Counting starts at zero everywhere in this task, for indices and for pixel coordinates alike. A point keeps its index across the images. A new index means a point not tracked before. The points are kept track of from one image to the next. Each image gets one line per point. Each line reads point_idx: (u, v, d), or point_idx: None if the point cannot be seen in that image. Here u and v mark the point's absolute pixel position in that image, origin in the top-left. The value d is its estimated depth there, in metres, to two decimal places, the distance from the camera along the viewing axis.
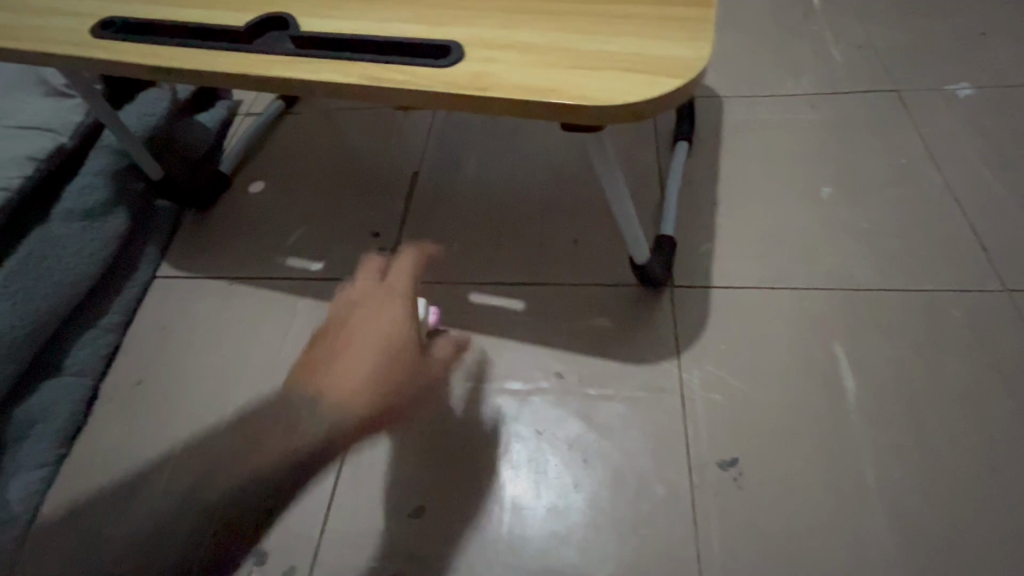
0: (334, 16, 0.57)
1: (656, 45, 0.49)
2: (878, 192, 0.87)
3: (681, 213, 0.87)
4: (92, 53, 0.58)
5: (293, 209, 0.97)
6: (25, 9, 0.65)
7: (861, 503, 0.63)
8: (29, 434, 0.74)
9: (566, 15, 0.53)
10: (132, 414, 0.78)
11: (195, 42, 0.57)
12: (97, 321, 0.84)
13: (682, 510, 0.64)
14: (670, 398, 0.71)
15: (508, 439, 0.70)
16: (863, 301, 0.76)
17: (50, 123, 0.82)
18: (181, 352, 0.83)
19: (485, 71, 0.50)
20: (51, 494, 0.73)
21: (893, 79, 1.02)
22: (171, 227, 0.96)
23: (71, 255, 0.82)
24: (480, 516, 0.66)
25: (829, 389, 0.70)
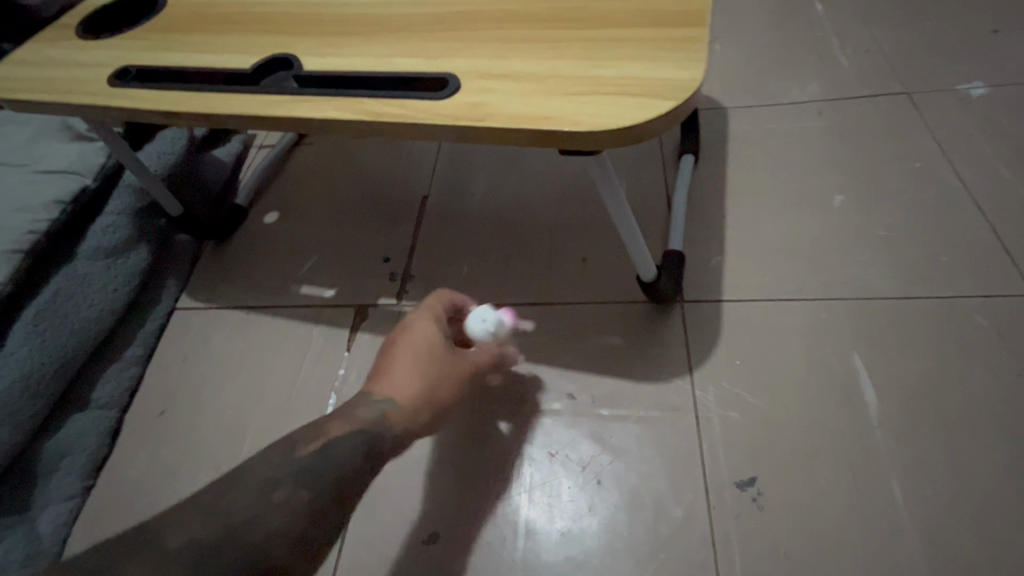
0: (335, 54, 0.59)
1: (651, 68, 0.49)
2: (893, 198, 0.85)
3: (689, 227, 0.87)
4: (110, 101, 0.61)
5: (307, 238, 1.00)
6: (50, 63, 0.68)
7: (888, 525, 0.60)
8: (60, 467, 0.76)
9: (560, 42, 0.54)
10: (154, 445, 0.80)
11: (204, 86, 0.60)
12: (121, 354, 0.86)
13: (699, 533, 0.63)
14: (684, 416, 0.70)
15: (523, 463, 0.70)
16: (883, 310, 0.74)
17: (74, 166, 0.86)
18: (201, 382, 0.85)
19: (481, 101, 0.50)
20: (78, 525, 0.75)
21: (903, 81, 1.00)
22: (189, 260, 0.99)
23: (96, 291, 0.84)
24: (494, 542, 0.65)
25: (850, 403, 0.68)
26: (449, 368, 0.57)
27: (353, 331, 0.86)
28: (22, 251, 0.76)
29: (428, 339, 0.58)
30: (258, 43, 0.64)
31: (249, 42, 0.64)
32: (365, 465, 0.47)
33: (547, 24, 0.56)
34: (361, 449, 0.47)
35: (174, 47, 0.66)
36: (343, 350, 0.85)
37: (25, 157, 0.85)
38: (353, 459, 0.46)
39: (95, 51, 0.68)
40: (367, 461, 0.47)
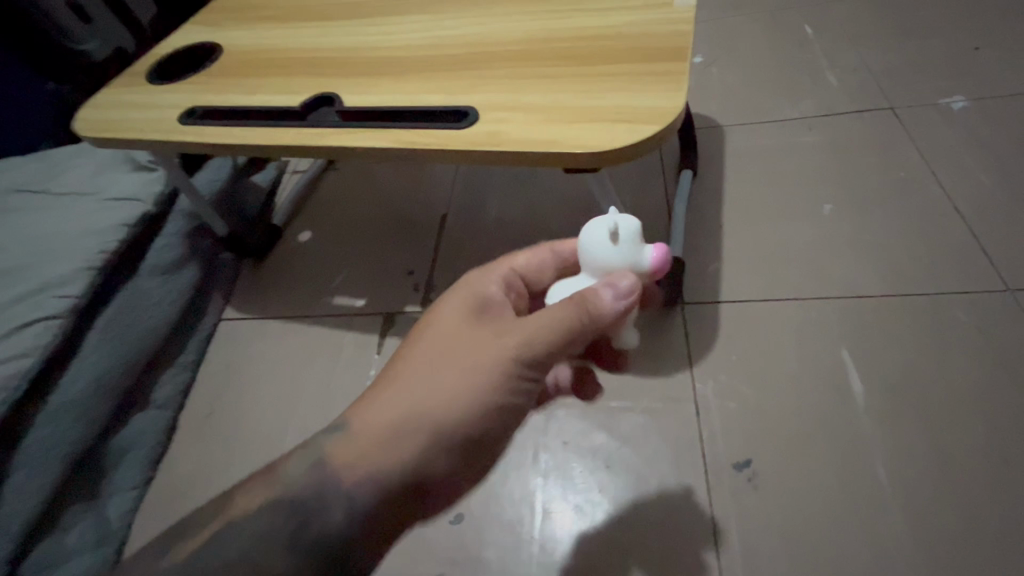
0: (370, 93, 0.69)
1: (640, 97, 0.58)
2: (877, 205, 0.92)
3: (689, 236, 0.94)
4: (180, 137, 0.72)
5: (338, 254, 1.09)
6: (125, 104, 0.80)
7: (872, 500, 0.66)
8: (125, 460, 0.85)
9: (563, 77, 0.63)
10: (206, 442, 0.89)
11: (259, 123, 0.70)
12: (174, 360, 0.96)
13: (700, 511, 0.69)
14: (685, 407, 0.77)
15: (538, 451, 0.77)
16: (868, 308, 0.80)
17: (137, 193, 0.96)
18: (245, 384, 0.94)
19: (497, 130, 0.59)
20: (141, 512, 0.84)
21: (888, 97, 1.07)
22: (232, 276, 1.09)
23: (155, 304, 0.94)
24: (512, 521, 0.72)
25: (837, 392, 0.74)
26: (473, 367, 0.42)
27: (382, 337, 0.95)
28: (95, 268, 0.86)
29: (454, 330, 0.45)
30: (303, 84, 0.74)
31: (295, 84, 0.74)
32: (289, 562, 0.38)
33: (552, 62, 0.65)
34: (282, 538, 0.38)
35: (231, 90, 0.77)
36: (373, 353, 0.93)
37: (94, 186, 0.96)
38: (272, 547, 0.38)
39: (164, 95, 0.79)
40: (296, 555, 0.38)
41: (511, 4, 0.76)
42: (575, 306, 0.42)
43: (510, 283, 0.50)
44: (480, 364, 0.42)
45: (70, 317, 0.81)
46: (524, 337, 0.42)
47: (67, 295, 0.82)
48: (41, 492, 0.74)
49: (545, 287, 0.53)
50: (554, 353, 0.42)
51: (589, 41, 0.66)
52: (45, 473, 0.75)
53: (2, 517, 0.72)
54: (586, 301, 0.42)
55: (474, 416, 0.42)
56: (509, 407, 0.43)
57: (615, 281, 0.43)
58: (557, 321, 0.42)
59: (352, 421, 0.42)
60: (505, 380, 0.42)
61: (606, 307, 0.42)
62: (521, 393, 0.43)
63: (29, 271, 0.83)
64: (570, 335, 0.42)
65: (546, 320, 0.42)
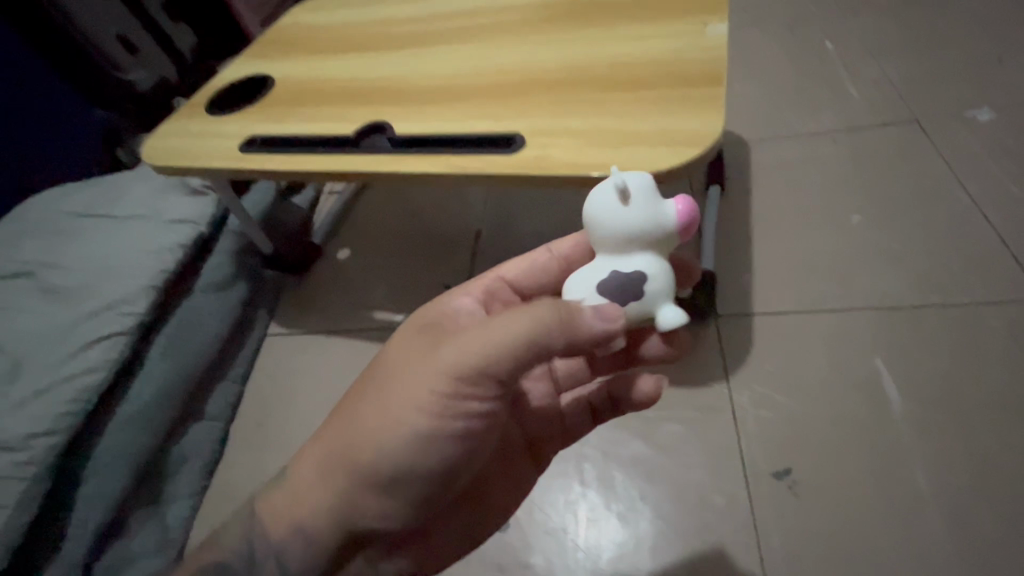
0: (419, 120, 0.74)
1: (679, 121, 0.61)
2: (906, 215, 0.93)
3: (719, 249, 0.96)
4: (242, 164, 0.77)
5: (376, 270, 1.14)
6: (188, 134, 0.85)
7: (912, 507, 0.68)
8: (183, 468, 0.90)
9: (603, 102, 0.66)
10: (258, 453, 0.93)
11: (315, 150, 0.75)
12: (226, 373, 1.01)
13: (741, 519, 0.71)
14: (722, 416, 0.79)
15: (578, 460, 0.79)
16: (900, 317, 0.82)
17: (192, 215, 1.01)
18: (293, 396, 0.99)
19: (543, 154, 0.63)
20: (198, 518, 0.88)
21: (911, 108, 1.09)
22: (276, 292, 1.14)
23: (208, 320, 0.99)
24: (556, 528, 0.75)
25: (874, 401, 0.76)
26: (404, 393, 0.45)
27: None
28: (157, 286, 0.92)
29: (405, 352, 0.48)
30: (354, 112, 0.79)
31: (347, 113, 0.79)
32: None
33: (591, 88, 0.69)
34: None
35: (287, 119, 0.82)
36: None
37: (152, 209, 1.01)
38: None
39: (223, 125, 0.85)
40: None
41: (547, 33, 0.80)
42: (514, 327, 0.41)
43: (499, 289, 0.56)
44: (412, 391, 0.44)
45: (135, 333, 0.87)
46: (461, 367, 0.43)
47: (133, 312, 0.87)
48: (111, 498, 0.79)
49: (542, 287, 0.57)
50: (487, 375, 0.42)
51: (625, 67, 0.70)
52: (115, 480, 0.80)
53: (77, 522, 0.77)
54: (565, 312, 0.41)
55: (410, 443, 0.45)
56: (442, 431, 0.44)
57: (565, 306, 0.42)
58: (489, 344, 0.42)
59: (321, 440, 0.50)
60: (435, 405, 0.44)
61: (545, 326, 0.41)
62: (456, 416, 0.44)
63: (98, 290, 0.89)
64: (502, 359, 0.41)
65: (478, 342, 0.42)
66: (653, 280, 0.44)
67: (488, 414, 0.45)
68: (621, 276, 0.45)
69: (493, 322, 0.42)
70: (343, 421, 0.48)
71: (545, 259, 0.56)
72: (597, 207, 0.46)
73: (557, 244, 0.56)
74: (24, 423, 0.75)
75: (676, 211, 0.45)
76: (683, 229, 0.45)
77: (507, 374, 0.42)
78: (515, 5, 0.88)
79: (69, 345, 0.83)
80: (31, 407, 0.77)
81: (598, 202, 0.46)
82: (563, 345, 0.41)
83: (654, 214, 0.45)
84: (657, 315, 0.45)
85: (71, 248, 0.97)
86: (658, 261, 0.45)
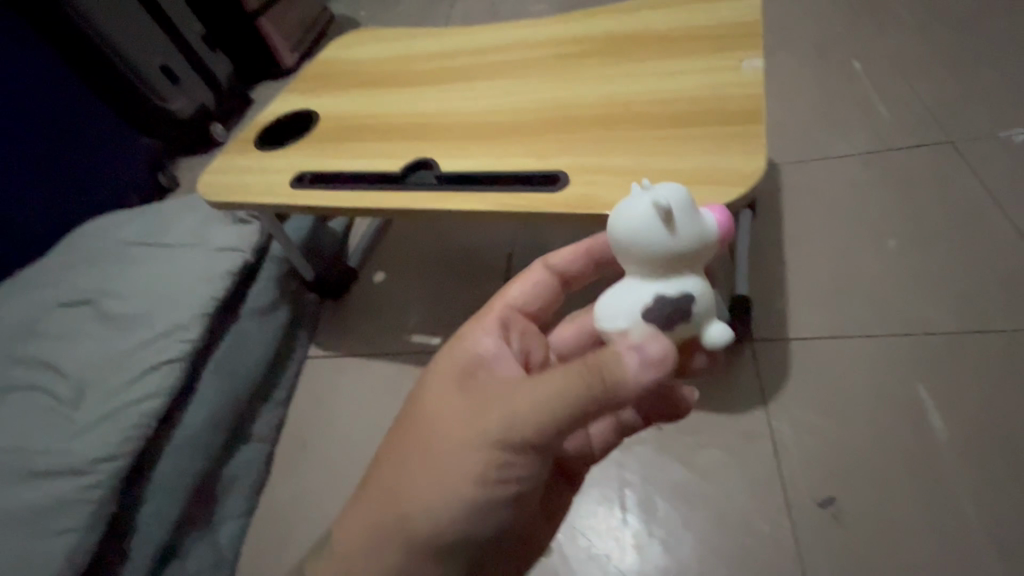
0: (463, 156, 0.77)
1: (721, 158, 0.63)
2: (943, 238, 0.93)
3: (753, 273, 0.97)
4: (294, 200, 0.80)
5: (412, 293, 1.17)
6: (241, 169, 0.90)
7: (961, 536, 0.68)
8: (233, 489, 0.94)
9: (643, 140, 0.69)
10: (304, 474, 0.96)
11: (364, 185, 0.78)
12: (270, 396, 1.05)
13: (786, 547, 0.71)
14: (763, 442, 0.79)
15: (619, 485, 0.81)
16: (941, 342, 0.82)
17: (238, 243, 1.04)
18: (335, 418, 1.02)
19: (587, 192, 0.65)
20: (247, 538, 0.91)
21: (945, 128, 1.08)
22: (315, 315, 1.18)
23: (254, 346, 1.02)
24: (599, 553, 0.76)
25: (918, 428, 0.75)
26: (445, 462, 0.43)
27: None
28: (209, 313, 0.95)
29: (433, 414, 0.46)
30: (400, 148, 0.82)
31: (393, 149, 0.83)
32: None
33: (631, 125, 0.71)
34: None
35: (334, 155, 0.86)
36: None
37: (202, 237, 1.06)
38: None
39: (274, 161, 0.89)
40: None
41: (583, 70, 0.83)
42: (557, 390, 0.40)
43: (509, 316, 0.54)
44: (455, 462, 0.43)
45: (188, 359, 0.90)
46: (507, 434, 0.41)
47: (187, 339, 0.91)
48: (168, 519, 0.83)
49: (544, 307, 0.57)
50: (532, 443, 0.41)
51: (664, 104, 0.72)
52: (172, 502, 0.84)
53: (138, 543, 0.81)
54: (602, 367, 0.40)
55: (459, 514, 0.43)
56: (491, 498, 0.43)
57: (604, 356, 0.40)
58: (531, 410, 0.40)
59: (356, 515, 0.47)
60: (480, 473, 0.42)
61: (587, 382, 0.40)
62: (501, 482, 0.43)
63: (155, 318, 0.94)
64: (548, 426, 0.40)
65: (521, 410, 0.41)
66: (702, 297, 0.44)
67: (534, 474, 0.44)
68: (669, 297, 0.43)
69: (536, 386, 0.41)
70: (380, 497, 0.46)
71: (545, 276, 0.56)
72: (641, 223, 0.43)
73: (551, 258, 0.57)
74: (90, 447, 0.79)
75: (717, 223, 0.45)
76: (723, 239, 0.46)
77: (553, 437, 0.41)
78: (550, 41, 0.91)
79: (129, 371, 0.87)
80: (96, 432, 0.81)
81: (641, 217, 0.43)
82: (608, 397, 0.40)
83: (695, 230, 0.43)
84: (705, 331, 0.45)
85: (128, 277, 1.02)
86: (696, 278, 0.45)
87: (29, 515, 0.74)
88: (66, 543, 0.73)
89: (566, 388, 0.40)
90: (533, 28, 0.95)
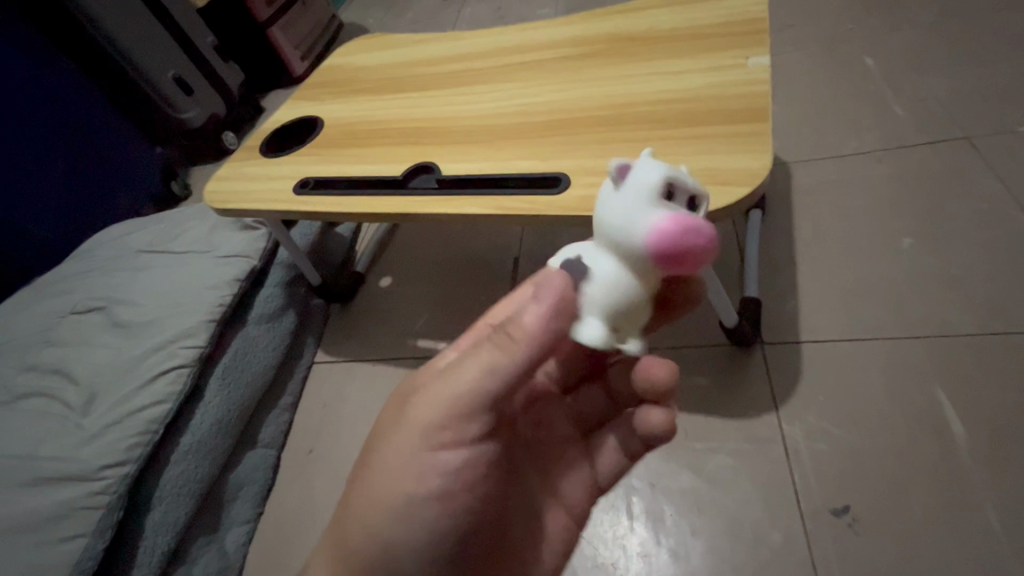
0: (465, 160, 0.76)
1: (727, 158, 0.62)
2: (962, 237, 0.90)
3: (763, 275, 0.95)
4: (297, 206, 0.80)
5: (417, 298, 1.16)
6: (246, 176, 0.90)
7: (983, 546, 0.65)
8: (239, 495, 0.94)
9: (647, 141, 0.68)
10: (309, 479, 0.96)
11: (367, 191, 0.78)
12: (278, 402, 1.05)
13: (800, 556, 0.69)
14: (774, 448, 0.77)
15: (625, 492, 0.79)
16: (961, 345, 0.79)
17: (245, 249, 1.05)
18: (341, 424, 1.01)
19: (589, 194, 0.64)
20: (253, 544, 0.91)
21: (962, 124, 1.05)
22: (323, 320, 1.18)
23: (260, 350, 1.03)
24: (607, 562, 0.74)
25: (937, 434, 0.73)
26: (385, 458, 0.45)
27: None
28: (216, 319, 0.96)
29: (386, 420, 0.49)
30: (402, 153, 0.82)
31: (395, 154, 0.83)
32: None
33: (633, 126, 0.70)
34: None
35: (338, 161, 0.86)
36: None
37: (209, 244, 1.07)
38: None
39: (278, 167, 0.89)
40: None
41: (586, 71, 0.82)
42: (471, 367, 0.42)
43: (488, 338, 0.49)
44: (397, 454, 0.45)
45: (196, 364, 0.91)
46: (436, 414, 0.43)
47: (194, 345, 0.92)
48: (175, 525, 0.83)
49: None
50: (460, 414, 0.43)
51: (667, 104, 0.71)
52: (178, 507, 0.84)
53: (144, 549, 0.81)
54: (507, 330, 0.41)
55: (414, 508, 0.44)
56: (430, 489, 0.44)
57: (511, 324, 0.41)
58: (451, 390, 0.42)
59: (330, 534, 0.48)
60: (416, 462, 0.44)
61: (497, 348, 0.41)
62: (438, 470, 0.44)
63: (164, 324, 0.95)
64: (467, 402, 0.42)
65: (442, 392, 0.43)
66: (591, 282, 0.40)
67: (474, 460, 0.45)
68: (582, 265, 0.41)
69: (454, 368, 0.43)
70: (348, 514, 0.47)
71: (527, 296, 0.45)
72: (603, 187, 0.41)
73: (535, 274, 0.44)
74: (97, 453, 0.80)
75: (661, 227, 0.36)
76: (655, 251, 0.36)
77: (478, 415, 0.43)
78: (553, 43, 0.90)
79: (138, 377, 0.88)
80: (105, 438, 0.81)
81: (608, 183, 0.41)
82: (517, 357, 0.41)
83: (649, 222, 0.37)
84: (581, 321, 0.40)
85: (138, 284, 1.03)
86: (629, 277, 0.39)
87: (39, 521, 0.75)
88: (75, 548, 0.74)
89: (478, 364, 0.42)
90: (536, 31, 0.95)
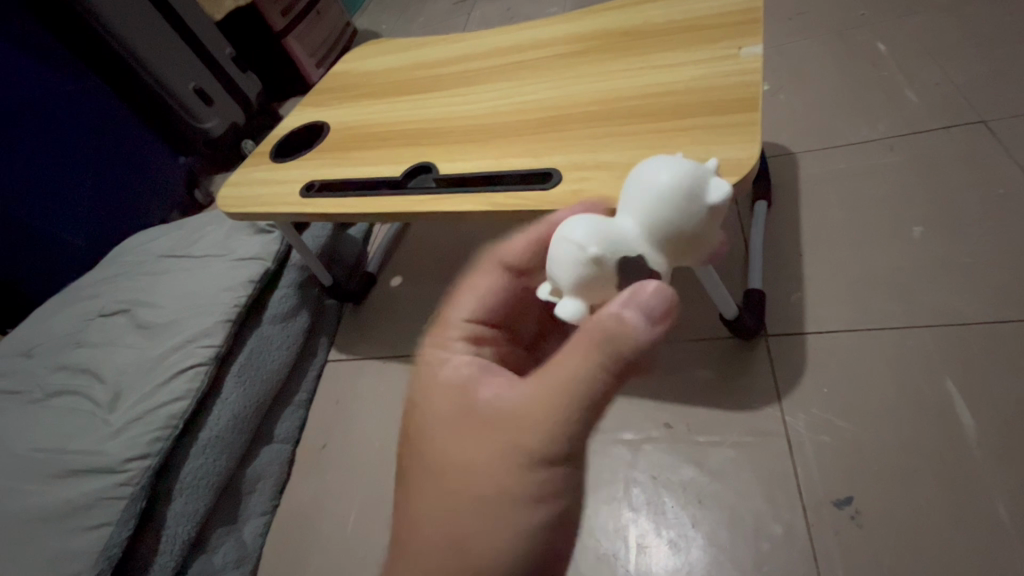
0: (461, 159, 0.78)
1: (715, 149, 0.62)
2: (975, 225, 0.88)
3: (768, 266, 0.94)
4: (302, 208, 0.83)
5: (426, 297, 1.19)
6: (255, 181, 0.93)
7: (992, 538, 0.64)
8: (256, 488, 0.98)
9: (639, 135, 0.68)
10: (322, 473, 0.99)
11: (368, 192, 0.81)
12: (292, 398, 1.08)
13: (801, 548, 0.69)
14: (777, 440, 0.77)
15: (626, 484, 0.80)
16: (972, 335, 0.77)
17: (259, 252, 1.09)
18: (352, 420, 1.04)
19: (580, 188, 0.65)
20: (270, 535, 0.95)
21: (979, 108, 1.02)
22: (335, 320, 1.22)
23: (276, 349, 1.06)
24: (608, 553, 0.75)
25: (945, 426, 0.71)
26: (494, 490, 0.38)
27: None
28: (231, 319, 1.00)
29: (448, 461, 0.41)
30: (403, 155, 0.84)
31: (396, 156, 0.85)
32: None
33: (626, 120, 0.71)
34: None
35: (341, 164, 0.88)
36: None
37: (227, 248, 1.11)
38: None
39: (287, 172, 0.93)
40: None
41: (583, 68, 0.83)
42: (566, 381, 0.37)
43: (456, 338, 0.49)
44: (513, 480, 0.38)
45: (212, 364, 0.95)
46: (557, 428, 0.38)
47: (211, 345, 0.96)
48: (195, 515, 0.87)
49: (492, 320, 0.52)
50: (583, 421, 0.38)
51: (659, 98, 0.71)
52: (197, 499, 0.88)
53: (166, 538, 0.85)
54: (610, 338, 0.37)
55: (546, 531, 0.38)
56: (553, 516, 0.38)
57: (602, 325, 0.37)
58: (565, 400, 0.37)
59: None
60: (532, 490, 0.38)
61: (605, 358, 0.37)
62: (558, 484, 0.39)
63: (183, 325, 0.99)
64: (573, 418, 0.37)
65: (552, 405, 0.38)
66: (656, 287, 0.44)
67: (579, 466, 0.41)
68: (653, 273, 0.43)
69: (557, 377, 0.38)
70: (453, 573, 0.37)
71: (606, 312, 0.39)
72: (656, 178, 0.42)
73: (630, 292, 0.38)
74: (120, 447, 0.84)
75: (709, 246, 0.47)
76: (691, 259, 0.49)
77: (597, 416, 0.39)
78: (552, 41, 0.91)
79: (159, 375, 0.92)
80: (129, 433, 0.86)
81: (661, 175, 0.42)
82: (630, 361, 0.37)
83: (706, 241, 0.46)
84: None
85: (159, 287, 1.08)
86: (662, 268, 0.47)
87: (67, 511, 0.79)
88: (101, 536, 0.78)
89: (574, 374, 0.37)
90: (535, 30, 0.96)
